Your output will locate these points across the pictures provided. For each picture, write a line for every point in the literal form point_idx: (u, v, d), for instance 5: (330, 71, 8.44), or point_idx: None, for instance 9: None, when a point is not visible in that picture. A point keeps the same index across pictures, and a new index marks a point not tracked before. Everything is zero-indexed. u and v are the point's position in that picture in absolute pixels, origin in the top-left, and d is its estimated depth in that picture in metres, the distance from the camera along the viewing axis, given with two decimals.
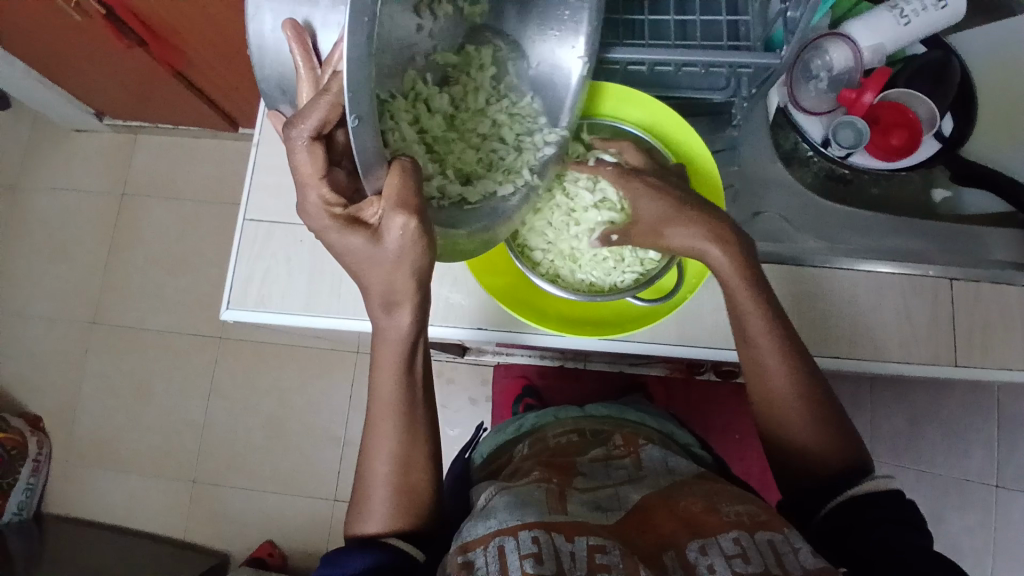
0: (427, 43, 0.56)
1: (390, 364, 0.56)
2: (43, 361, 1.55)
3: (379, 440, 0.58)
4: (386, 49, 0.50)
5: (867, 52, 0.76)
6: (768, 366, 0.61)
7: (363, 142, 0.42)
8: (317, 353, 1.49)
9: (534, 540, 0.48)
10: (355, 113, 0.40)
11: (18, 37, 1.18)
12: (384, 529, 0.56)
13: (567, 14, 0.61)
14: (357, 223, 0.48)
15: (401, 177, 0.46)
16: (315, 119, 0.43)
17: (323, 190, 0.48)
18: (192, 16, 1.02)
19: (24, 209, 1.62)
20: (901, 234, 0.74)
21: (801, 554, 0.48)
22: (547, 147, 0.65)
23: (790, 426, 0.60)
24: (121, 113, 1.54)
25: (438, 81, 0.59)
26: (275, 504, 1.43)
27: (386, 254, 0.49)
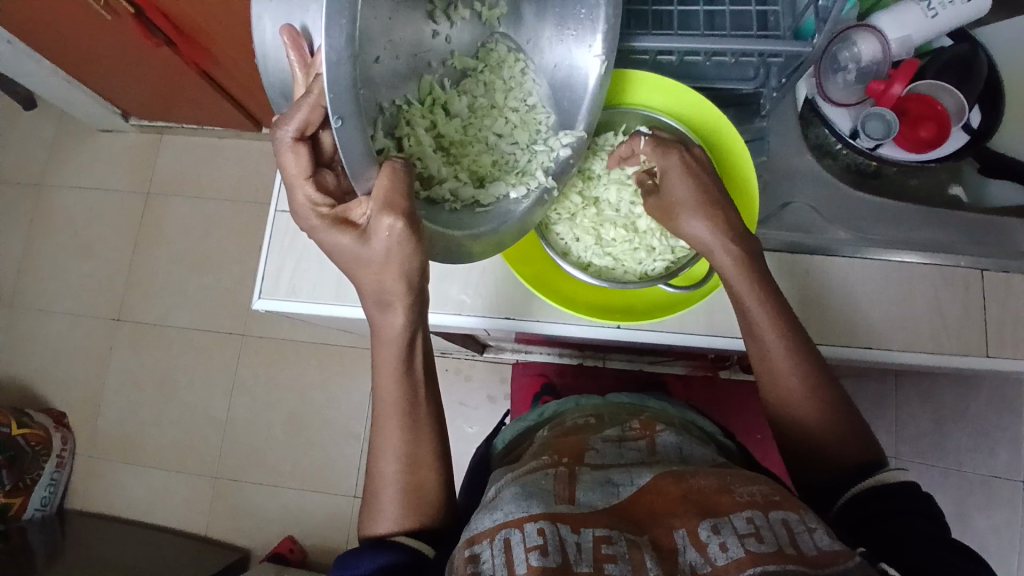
0: (444, 47, 0.58)
1: (392, 362, 0.58)
2: (68, 357, 1.58)
3: (386, 439, 0.58)
4: (396, 52, 0.51)
5: (894, 44, 0.76)
6: (778, 364, 0.61)
7: (349, 141, 0.43)
8: (338, 350, 1.51)
9: (539, 532, 0.48)
10: (338, 113, 0.41)
11: (48, 36, 1.20)
12: (394, 529, 0.56)
13: (583, 13, 0.60)
14: (345, 223, 0.51)
15: (391, 177, 0.47)
16: (299, 120, 0.48)
17: (310, 190, 0.51)
18: (219, 14, 1.04)
19: (51, 208, 1.66)
20: (928, 226, 0.75)
21: (815, 533, 0.48)
22: (564, 149, 0.63)
23: (787, 392, 0.61)
24: (146, 113, 1.57)
25: (456, 87, 0.60)
26: (295, 500, 1.44)
27: (373, 252, 0.50)
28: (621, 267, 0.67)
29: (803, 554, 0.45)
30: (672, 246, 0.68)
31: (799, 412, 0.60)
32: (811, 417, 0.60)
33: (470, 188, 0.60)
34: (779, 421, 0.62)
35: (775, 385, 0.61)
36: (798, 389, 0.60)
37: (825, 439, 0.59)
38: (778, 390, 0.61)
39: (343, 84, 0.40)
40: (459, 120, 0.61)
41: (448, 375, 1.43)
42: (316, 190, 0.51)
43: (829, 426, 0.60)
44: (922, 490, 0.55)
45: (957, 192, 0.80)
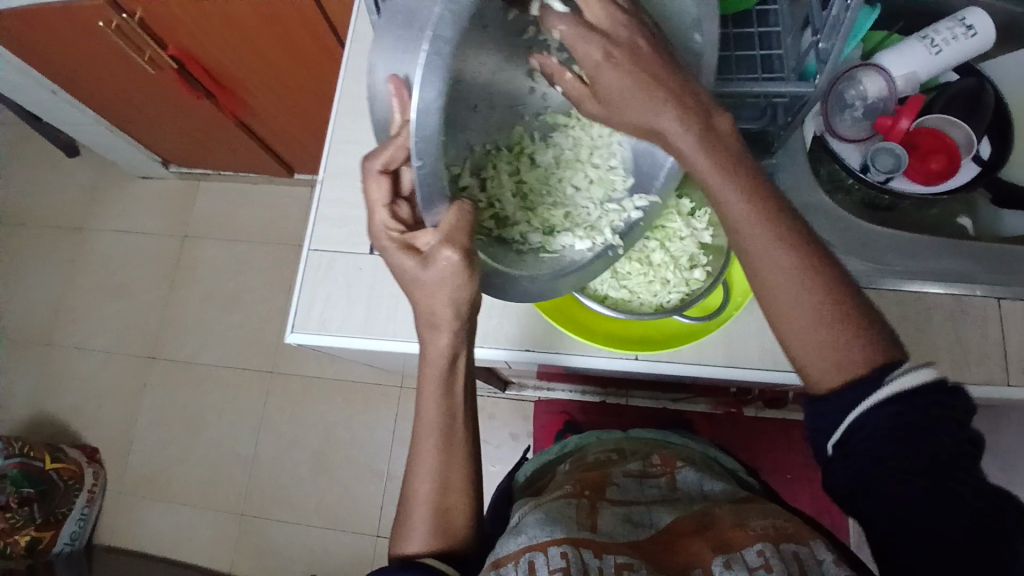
0: (541, 99, 0.59)
1: (434, 384, 0.58)
2: (103, 393, 1.63)
3: (421, 460, 0.60)
4: (493, 105, 0.52)
5: (900, 80, 0.78)
6: (768, 271, 0.48)
7: (428, 179, 0.45)
8: (362, 388, 1.53)
9: (563, 555, 0.49)
10: (420, 158, 0.43)
11: (96, 89, 1.29)
12: (422, 549, 0.58)
13: None
14: (410, 248, 0.53)
15: (457, 215, 0.49)
16: (386, 156, 0.51)
17: (387, 216, 0.54)
18: (256, 66, 1.11)
19: (92, 250, 1.74)
20: (955, 254, 0.73)
21: (825, 565, 0.47)
22: (635, 212, 0.66)
23: (777, 299, 0.49)
24: (185, 160, 1.66)
25: (545, 137, 0.62)
26: (319, 538, 1.45)
27: (429, 277, 0.51)
28: (641, 300, 0.69)
29: None
30: (687, 278, 0.69)
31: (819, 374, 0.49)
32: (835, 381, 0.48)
33: (539, 234, 0.62)
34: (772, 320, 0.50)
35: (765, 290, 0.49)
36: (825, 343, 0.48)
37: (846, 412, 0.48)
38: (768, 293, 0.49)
39: (430, 129, 0.42)
40: (543, 169, 0.63)
41: None
42: (391, 216, 0.54)
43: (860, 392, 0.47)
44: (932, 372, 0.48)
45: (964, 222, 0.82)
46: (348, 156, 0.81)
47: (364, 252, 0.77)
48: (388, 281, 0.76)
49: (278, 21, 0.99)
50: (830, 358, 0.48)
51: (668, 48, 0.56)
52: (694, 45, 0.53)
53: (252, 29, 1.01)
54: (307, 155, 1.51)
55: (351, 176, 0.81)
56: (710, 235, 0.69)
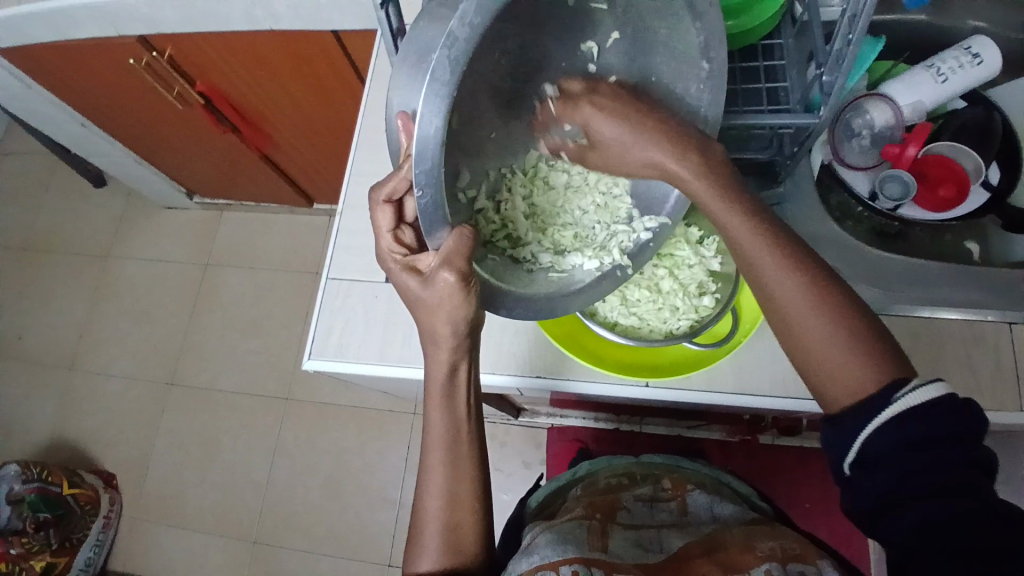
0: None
1: (436, 396, 0.59)
2: (122, 418, 1.65)
3: (431, 475, 0.60)
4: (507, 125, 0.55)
5: (907, 109, 0.79)
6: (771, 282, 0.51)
7: (433, 205, 0.46)
8: (376, 415, 1.54)
9: (574, 574, 0.49)
10: (422, 184, 0.44)
11: (124, 122, 1.34)
12: (434, 566, 0.58)
13: (685, 107, 0.59)
14: (414, 270, 0.55)
15: (458, 240, 0.50)
16: (387, 188, 0.53)
17: (392, 241, 0.57)
18: (278, 101, 1.16)
19: (116, 278, 1.79)
20: (957, 284, 0.74)
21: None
22: (646, 233, 0.66)
23: (786, 315, 0.51)
24: (208, 191, 1.71)
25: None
26: (329, 566, 1.44)
27: (429, 297, 0.53)
28: (648, 325, 0.69)
29: None
30: (695, 305, 0.69)
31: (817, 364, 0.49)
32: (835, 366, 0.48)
33: (549, 254, 0.64)
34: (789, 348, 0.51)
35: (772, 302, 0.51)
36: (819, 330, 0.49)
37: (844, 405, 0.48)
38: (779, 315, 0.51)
39: (430, 152, 0.42)
40: (557, 193, 0.64)
41: None
42: (395, 241, 0.57)
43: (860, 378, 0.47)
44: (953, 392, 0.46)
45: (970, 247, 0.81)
46: (365, 187, 0.84)
47: (378, 280, 0.79)
48: (402, 309, 0.77)
49: (301, 59, 1.03)
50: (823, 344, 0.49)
51: (677, 75, 0.57)
52: (701, 71, 0.56)
53: (277, 67, 1.05)
54: (326, 186, 1.55)
55: (368, 207, 0.83)
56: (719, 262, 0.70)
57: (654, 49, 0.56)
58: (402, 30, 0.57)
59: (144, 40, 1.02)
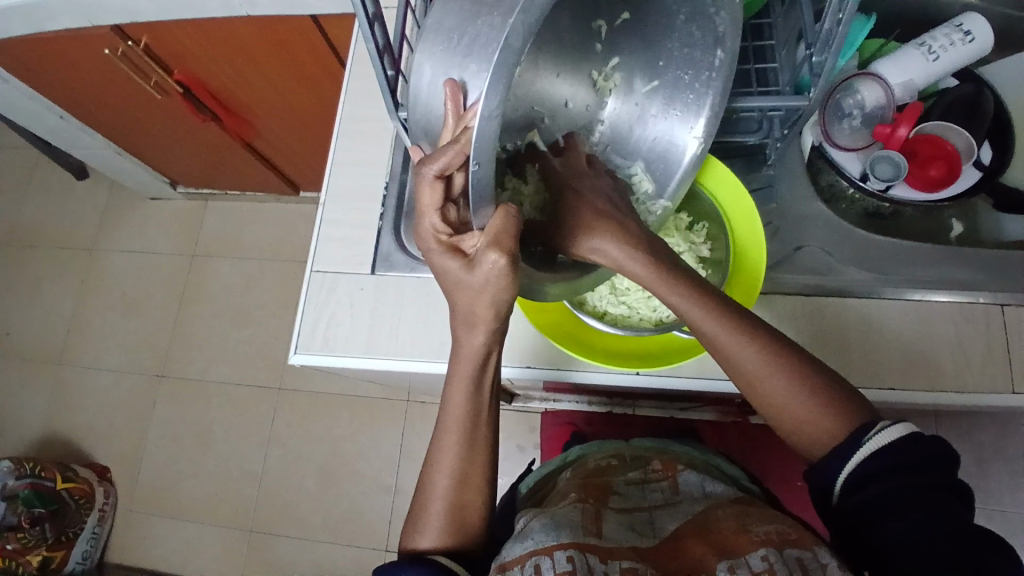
0: (562, 105, 0.63)
1: (462, 378, 0.59)
2: (113, 411, 1.64)
3: (442, 453, 0.60)
4: (516, 105, 0.58)
5: (897, 88, 0.78)
6: (737, 356, 0.56)
7: (482, 186, 0.45)
8: (369, 403, 1.54)
9: (569, 558, 0.49)
10: (477, 160, 0.42)
11: (102, 112, 1.30)
12: (434, 544, 0.57)
13: (692, 97, 0.62)
14: (456, 251, 0.53)
15: (504, 220, 0.49)
16: (442, 162, 0.48)
17: (436, 219, 0.53)
18: (260, 87, 1.13)
19: (102, 270, 1.76)
20: (954, 265, 0.73)
21: (830, 570, 0.46)
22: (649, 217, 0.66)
23: (758, 386, 0.56)
24: (193, 181, 1.68)
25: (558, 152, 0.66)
26: (326, 553, 1.44)
27: (474, 280, 0.51)
28: (641, 313, 0.69)
29: None
30: None
31: (785, 416, 0.55)
32: (797, 415, 0.55)
33: None
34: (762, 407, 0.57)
35: (741, 371, 0.56)
36: (774, 385, 0.55)
37: (813, 453, 0.55)
38: (752, 385, 0.56)
39: (490, 138, 0.42)
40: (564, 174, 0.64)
41: None
42: (441, 220, 0.53)
43: (818, 423, 0.54)
44: (921, 432, 0.51)
45: (955, 228, 0.82)
46: (349, 177, 0.82)
47: (365, 271, 0.78)
48: (391, 301, 0.77)
49: (283, 44, 1.00)
50: (785, 399, 0.55)
51: (687, 62, 0.61)
52: (714, 61, 0.59)
53: (257, 53, 1.03)
54: (313, 172, 1.53)
55: (353, 197, 0.81)
56: (709, 249, 0.71)
57: (668, 35, 0.60)
58: (378, 15, 0.56)
59: (120, 30, 0.99)
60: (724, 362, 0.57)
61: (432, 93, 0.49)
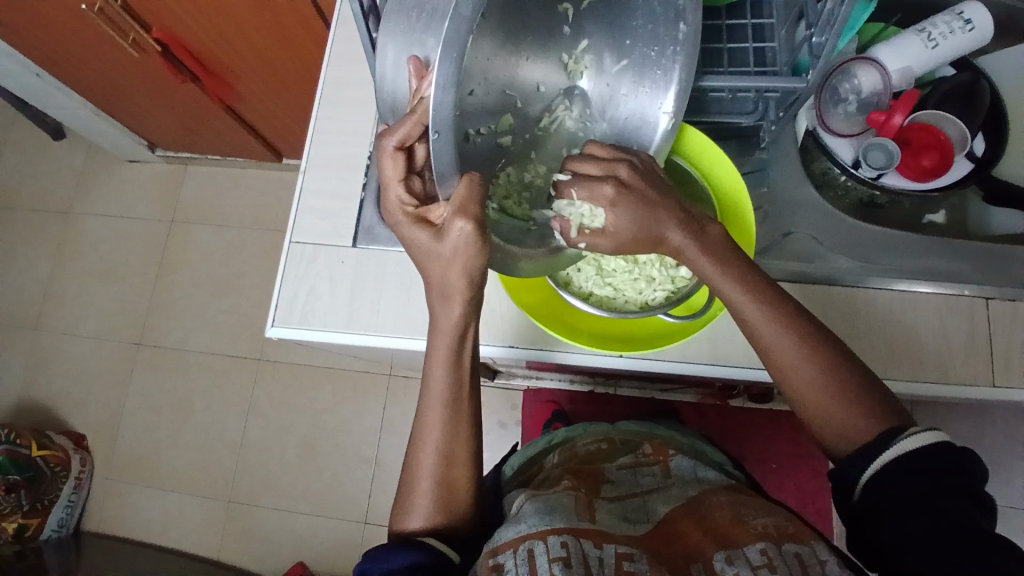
0: (533, 89, 0.57)
1: (443, 353, 0.57)
2: (90, 379, 1.62)
3: (426, 432, 0.59)
4: (489, 87, 0.51)
5: (895, 74, 0.77)
6: (773, 340, 0.57)
7: (442, 153, 0.46)
8: (351, 376, 1.52)
9: (563, 544, 0.49)
10: (436, 128, 0.45)
11: (78, 71, 1.25)
12: (424, 524, 0.57)
13: (659, 73, 0.60)
14: (424, 222, 0.52)
15: (470, 188, 0.48)
16: (401, 133, 0.50)
17: (402, 191, 0.53)
18: (240, 48, 1.09)
19: (78, 233, 1.72)
20: (943, 257, 0.73)
21: (828, 567, 0.47)
22: None
23: (790, 376, 0.56)
24: (172, 144, 1.63)
25: (528, 140, 0.59)
26: (306, 524, 1.45)
27: (443, 251, 0.51)
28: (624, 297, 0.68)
29: None
30: (673, 275, 0.68)
31: (813, 408, 0.56)
32: (830, 410, 0.55)
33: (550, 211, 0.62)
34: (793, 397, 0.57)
35: (775, 357, 0.57)
36: (804, 374, 0.56)
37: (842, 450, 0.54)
38: (785, 374, 0.57)
39: (445, 109, 0.44)
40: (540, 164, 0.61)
41: None
42: (406, 192, 0.54)
43: (849, 421, 0.54)
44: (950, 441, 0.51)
45: (931, 217, 0.82)
46: (331, 146, 0.80)
47: (346, 243, 0.76)
48: (372, 275, 0.75)
49: (264, 3, 0.96)
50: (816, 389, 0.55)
51: (652, 37, 0.59)
52: (677, 35, 0.59)
53: (238, 12, 0.99)
54: (297, 139, 1.49)
55: (335, 168, 0.79)
56: None
57: (631, 11, 0.59)
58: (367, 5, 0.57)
59: None
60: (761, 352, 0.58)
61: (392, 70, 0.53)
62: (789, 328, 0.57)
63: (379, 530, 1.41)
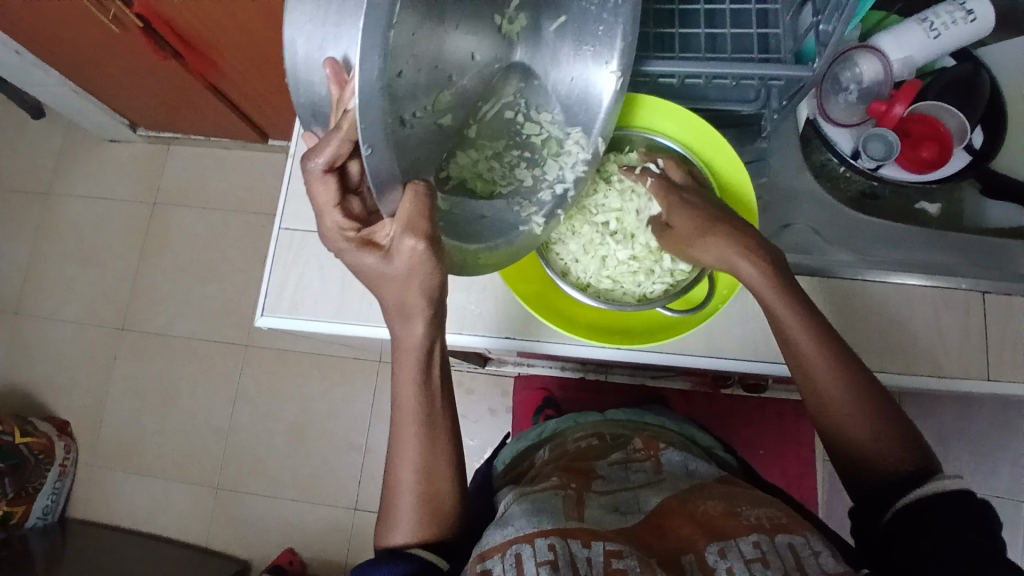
0: (466, 58, 0.54)
1: (411, 368, 0.57)
2: (71, 364, 1.59)
3: (402, 446, 0.58)
4: (418, 65, 0.47)
5: (896, 64, 0.76)
6: (819, 377, 0.60)
7: (377, 169, 0.45)
8: (339, 362, 1.51)
9: (550, 547, 0.48)
10: (367, 143, 0.43)
11: (55, 47, 1.21)
12: (409, 539, 0.56)
13: (601, 30, 0.60)
14: (371, 244, 0.52)
15: (415, 201, 0.48)
16: (329, 154, 0.49)
17: (339, 216, 0.52)
18: (224, 25, 1.05)
19: (58, 215, 1.68)
20: (932, 249, 0.74)
21: (821, 557, 0.48)
22: (582, 160, 0.65)
23: (834, 412, 0.59)
24: (154, 124, 1.59)
25: (467, 113, 0.57)
26: (295, 511, 1.44)
27: (396, 270, 0.52)
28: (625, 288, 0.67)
29: None
30: (671, 269, 0.68)
31: (853, 445, 0.59)
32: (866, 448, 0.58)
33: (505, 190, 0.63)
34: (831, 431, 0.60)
35: (819, 393, 0.60)
36: (844, 405, 0.59)
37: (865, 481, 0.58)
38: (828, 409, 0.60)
39: (373, 117, 0.43)
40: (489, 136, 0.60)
41: None
42: (344, 216, 0.53)
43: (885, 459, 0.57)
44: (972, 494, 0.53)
45: (925, 206, 0.81)
46: None
47: None
48: None
49: None
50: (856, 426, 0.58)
51: None
52: None
53: None
54: (284, 120, 1.45)
55: None
56: None
57: None
58: None
59: None
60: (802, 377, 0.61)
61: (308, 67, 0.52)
62: (840, 372, 0.59)
63: (370, 516, 1.41)
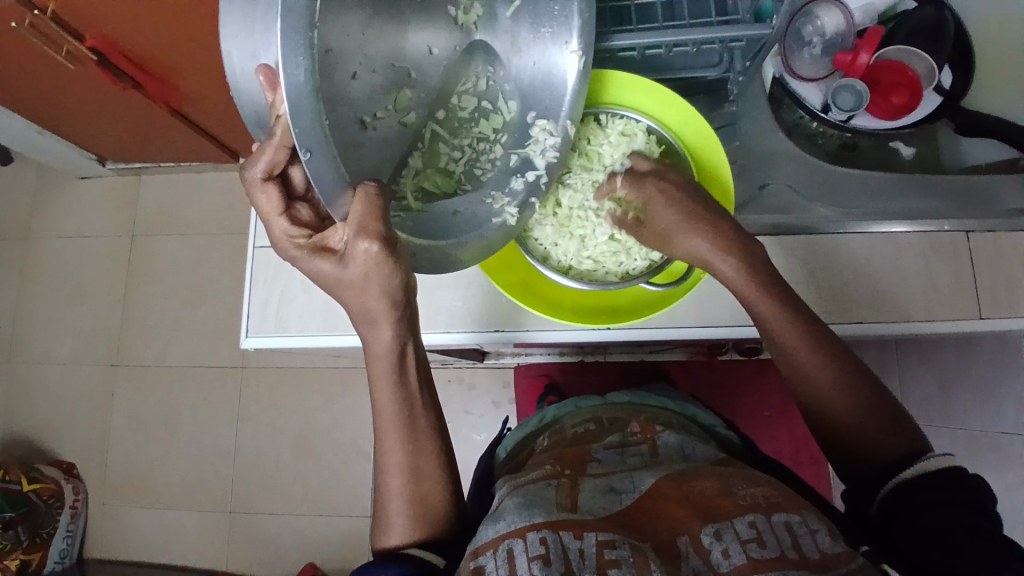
0: (425, 56, 0.55)
1: (385, 376, 0.57)
2: (69, 405, 1.57)
3: (387, 452, 0.57)
4: (372, 66, 0.49)
5: (858, 12, 0.78)
6: (807, 367, 0.61)
7: (320, 176, 0.44)
8: (337, 372, 1.50)
9: (542, 541, 0.48)
10: (305, 147, 0.42)
11: (12, 90, 1.19)
12: (403, 541, 0.56)
13: (557, 9, 0.59)
14: (324, 249, 0.52)
15: (365, 203, 0.47)
16: (265, 163, 0.50)
17: (286, 224, 0.53)
18: (178, 48, 1.03)
19: (37, 257, 1.65)
20: (912, 196, 0.75)
21: (817, 536, 0.48)
22: (552, 146, 0.64)
23: (824, 400, 0.60)
24: (123, 155, 1.57)
25: (433, 109, 0.58)
26: (311, 525, 1.44)
27: (352, 275, 0.51)
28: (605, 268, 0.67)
29: (805, 557, 0.45)
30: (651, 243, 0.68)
31: (846, 434, 0.59)
32: (857, 437, 0.59)
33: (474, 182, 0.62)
34: (823, 420, 0.61)
35: (806, 383, 0.61)
36: (831, 392, 0.60)
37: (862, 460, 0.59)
38: (817, 398, 0.61)
39: (306, 118, 0.41)
40: (455, 129, 0.60)
41: (451, 385, 1.42)
42: (290, 223, 0.53)
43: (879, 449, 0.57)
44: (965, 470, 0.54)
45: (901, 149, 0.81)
46: None
47: None
48: None
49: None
50: (850, 417, 0.59)
51: None
52: None
53: (171, 10, 0.93)
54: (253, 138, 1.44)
55: None
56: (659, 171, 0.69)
57: None
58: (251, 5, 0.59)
59: None
60: (781, 357, 0.62)
61: (244, 81, 0.54)
62: (828, 363, 0.60)
63: None
